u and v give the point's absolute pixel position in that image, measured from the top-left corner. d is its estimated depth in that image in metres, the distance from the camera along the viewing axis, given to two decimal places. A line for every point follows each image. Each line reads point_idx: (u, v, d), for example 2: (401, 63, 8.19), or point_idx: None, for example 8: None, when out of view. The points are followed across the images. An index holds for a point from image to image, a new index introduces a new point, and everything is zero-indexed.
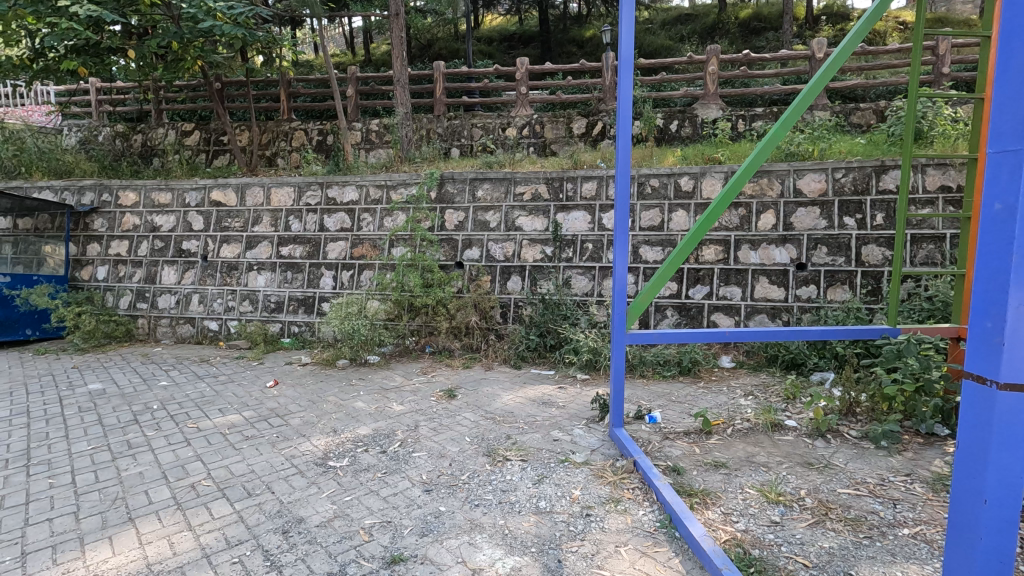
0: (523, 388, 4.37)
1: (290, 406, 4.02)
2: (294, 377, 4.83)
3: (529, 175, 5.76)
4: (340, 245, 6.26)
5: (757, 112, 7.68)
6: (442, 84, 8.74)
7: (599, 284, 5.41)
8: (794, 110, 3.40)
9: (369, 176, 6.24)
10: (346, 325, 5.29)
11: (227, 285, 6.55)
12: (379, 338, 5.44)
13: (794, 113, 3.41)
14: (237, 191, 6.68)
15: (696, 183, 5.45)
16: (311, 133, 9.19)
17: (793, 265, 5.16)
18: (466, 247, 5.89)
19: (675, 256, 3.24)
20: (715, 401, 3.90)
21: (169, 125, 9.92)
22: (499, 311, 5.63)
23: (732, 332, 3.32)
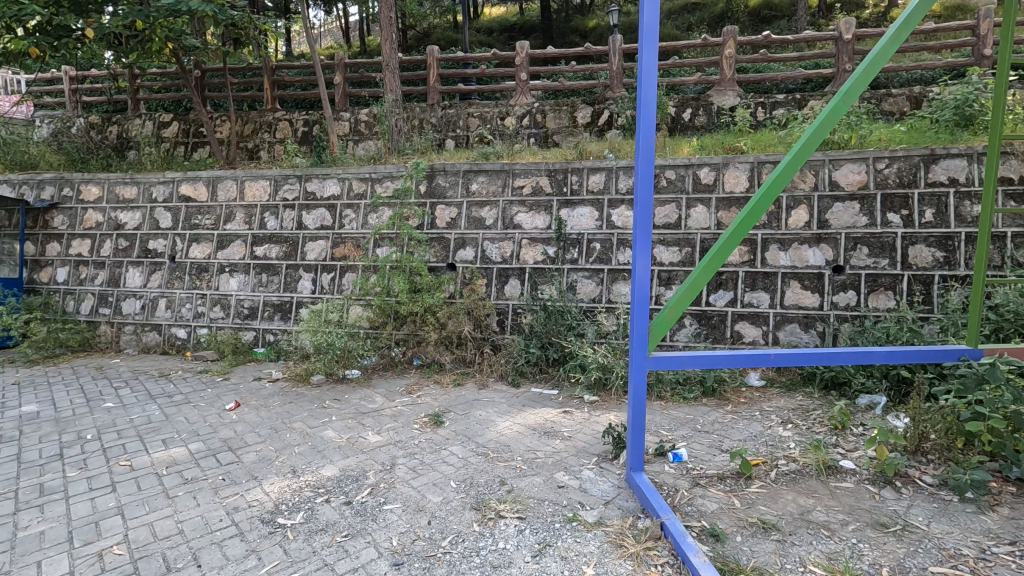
0: (522, 412, 3.77)
1: (246, 436, 3.42)
2: (261, 396, 4.23)
3: (529, 166, 5.15)
4: (320, 245, 5.65)
5: (778, 98, 7.04)
6: (435, 70, 8.10)
7: (608, 289, 4.81)
8: (857, 84, 2.71)
9: (352, 168, 5.63)
10: (320, 337, 4.77)
11: (197, 288, 5.95)
12: (359, 351, 4.83)
13: (859, 84, 2.71)
14: (208, 185, 6.07)
15: (717, 175, 4.83)
16: (297, 124, 8.56)
17: (829, 268, 4.54)
18: (459, 247, 5.28)
19: (708, 262, 2.63)
20: (750, 432, 3.28)
21: (146, 115, 9.31)
22: (496, 319, 5.03)
23: (779, 354, 2.70)
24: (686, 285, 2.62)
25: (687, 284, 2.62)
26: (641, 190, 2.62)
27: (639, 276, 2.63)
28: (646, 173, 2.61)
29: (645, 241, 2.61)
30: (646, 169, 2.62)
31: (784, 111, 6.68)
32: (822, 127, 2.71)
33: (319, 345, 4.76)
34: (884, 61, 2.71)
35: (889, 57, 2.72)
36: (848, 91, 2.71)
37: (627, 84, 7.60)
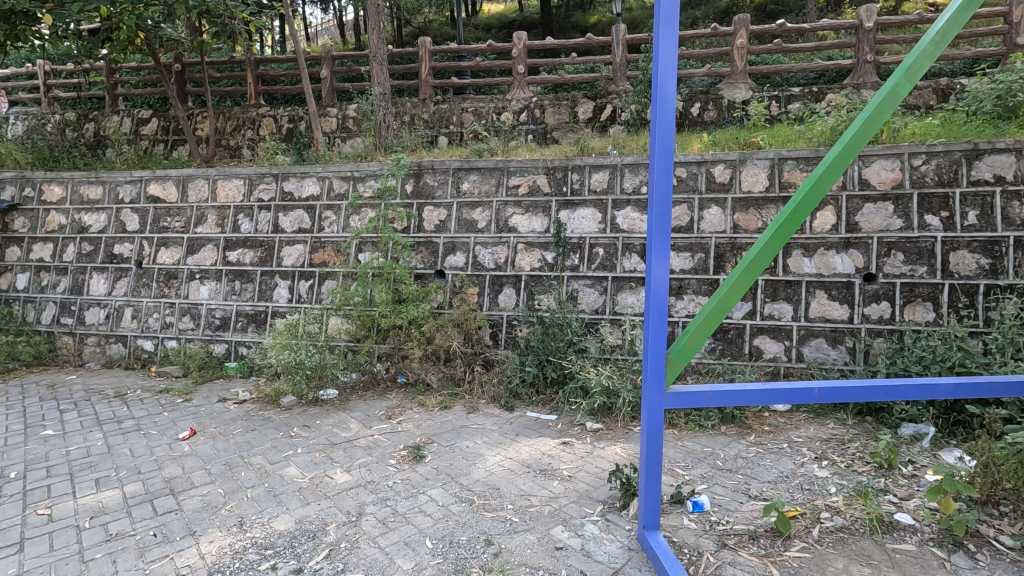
0: (515, 443, 3.30)
1: (195, 475, 2.95)
2: (222, 421, 3.75)
3: (525, 164, 4.68)
4: (298, 249, 5.19)
5: (794, 91, 6.56)
6: (427, 63, 7.63)
7: (612, 300, 4.36)
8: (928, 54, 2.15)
9: (332, 166, 5.17)
10: (286, 355, 4.13)
11: (165, 296, 5.48)
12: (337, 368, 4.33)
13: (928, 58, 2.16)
14: (178, 184, 5.60)
15: (733, 173, 4.36)
16: (281, 120, 8.06)
17: (859, 276, 4.07)
18: (448, 252, 4.80)
19: (738, 277, 2.15)
20: (781, 473, 2.81)
21: (125, 112, 8.85)
22: (489, 332, 4.57)
23: (824, 388, 2.20)
24: (712, 305, 2.15)
25: (712, 305, 2.15)
26: (657, 192, 2.15)
27: (654, 293, 2.16)
28: (663, 172, 2.15)
29: (662, 253, 2.15)
30: (663, 167, 2.15)
31: (800, 105, 6.21)
32: (881, 108, 2.15)
33: (287, 363, 4.15)
34: (960, 25, 2.14)
35: (964, 21, 2.15)
36: (913, 64, 2.15)
37: (632, 77, 7.13)
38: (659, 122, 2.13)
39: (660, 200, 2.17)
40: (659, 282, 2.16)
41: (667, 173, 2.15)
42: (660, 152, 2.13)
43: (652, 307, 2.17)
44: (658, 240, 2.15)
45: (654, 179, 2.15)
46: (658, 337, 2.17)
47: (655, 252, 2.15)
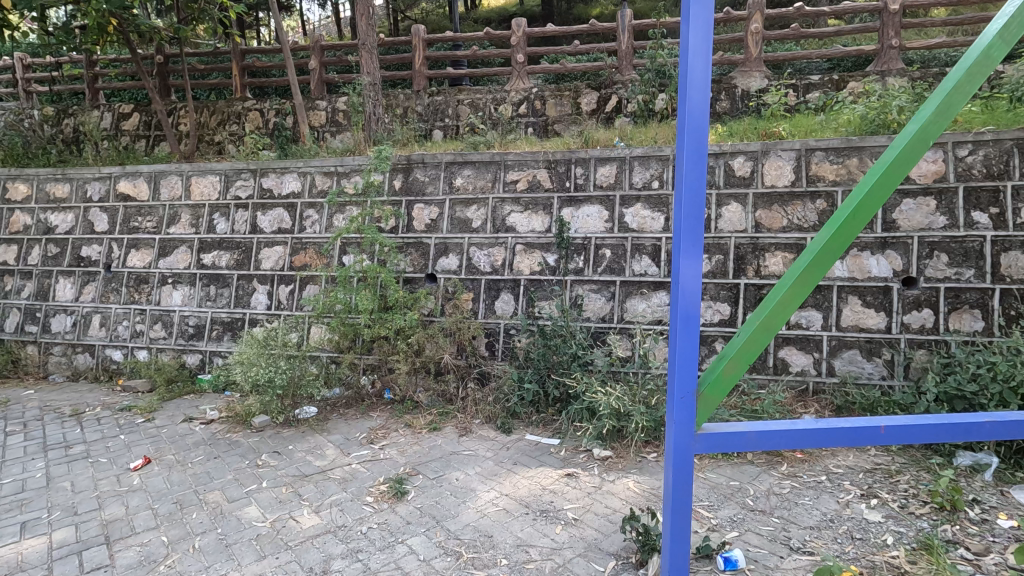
0: (512, 474, 2.88)
1: (137, 517, 2.54)
2: (184, 446, 3.35)
3: (524, 157, 4.26)
4: (277, 251, 4.78)
5: (812, 80, 6.12)
6: (421, 52, 7.17)
7: (620, 306, 3.99)
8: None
9: (315, 161, 4.75)
10: (252, 373, 3.64)
11: (135, 303, 5.07)
12: (312, 389, 3.85)
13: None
14: (149, 181, 5.18)
15: (754, 165, 3.94)
16: (267, 114, 7.62)
17: (897, 280, 3.64)
18: (440, 254, 4.38)
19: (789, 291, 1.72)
20: (825, 517, 2.39)
21: (105, 106, 8.45)
22: (484, 342, 4.15)
23: (892, 426, 1.78)
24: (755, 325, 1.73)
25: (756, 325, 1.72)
26: (688, 184, 1.73)
27: (684, 308, 1.74)
28: (695, 158, 1.73)
29: (693, 260, 1.74)
30: (695, 153, 1.74)
31: (821, 95, 5.77)
32: (969, 77, 1.72)
33: (255, 381, 3.65)
34: None
35: None
36: (1008, 22, 1.73)
37: (638, 66, 6.69)
38: (691, 98, 1.72)
39: (691, 192, 1.75)
40: (688, 296, 1.74)
41: (699, 159, 1.73)
42: (692, 133, 1.72)
43: (680, 327, 1.75)
44: (689, 244, 1.73)
45: (684, 168, 1.74)
46: (687, 364, 1.74)
47: (684, 257, 1.73)
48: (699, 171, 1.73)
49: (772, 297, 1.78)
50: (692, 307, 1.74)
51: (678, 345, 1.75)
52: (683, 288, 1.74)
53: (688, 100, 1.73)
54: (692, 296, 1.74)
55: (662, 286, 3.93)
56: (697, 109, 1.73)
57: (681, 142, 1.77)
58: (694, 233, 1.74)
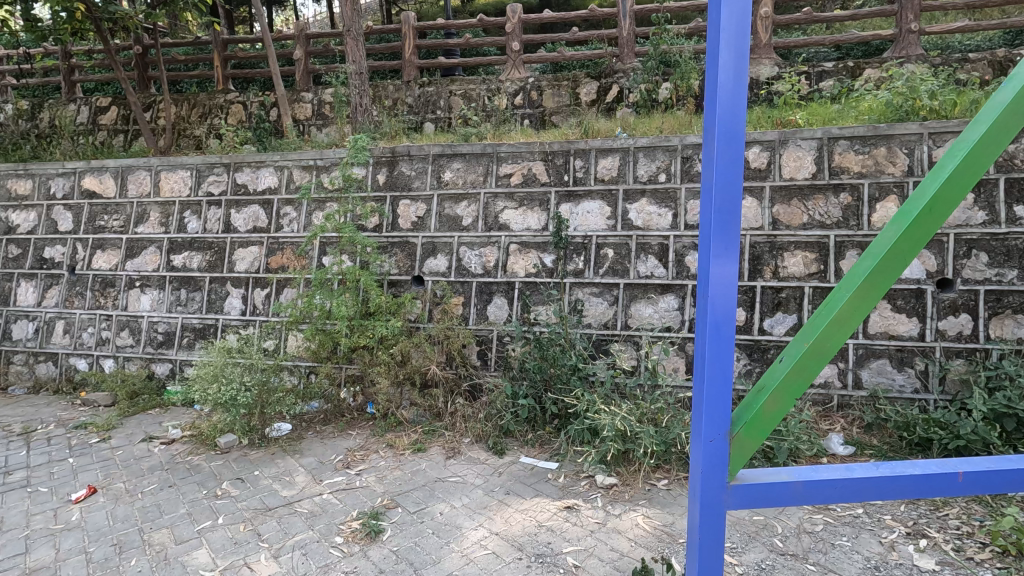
0: (504, 508, 2.53)
1: (66, 564, 2.19)
2: (137, 471, 2.99)
3: (519, 148, 3.91)
4: (252, 252, 4.42)
5: (826, 67, 5.75)
6: (411, 40, 6.80)
7: (623, 311, 3.65)
8: None
9: (292, 154, 4.39)
10: (212, 392, 3.19)
11: (101, 308, 4.71)
12: (282, 406, 3.45)
13: None
14: (116, 176, 4.81)
15: (771, 156, 3.58)
16: (250, 107, 7.23)
17: (931, 282, 3.29)
18: (428, 255, 4.02)
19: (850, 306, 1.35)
20: (869, 565, 2.04)
21: (82, 100, 8.06)
22: (476, 351, 3.80)
23: (972, 472, 1.41)
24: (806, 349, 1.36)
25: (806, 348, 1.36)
26: (720, 167, 1.38)
27: (716, 325, 1.38)
28: (728, 135, 1.37)
29: (726, 265, 1.38)
30: (729, 129, 1.38)
31: (835, 82, 5.41)
32: None
33: (217, 401, 3.23)
34: None
35: None
36: None
37: (640, 53, 6.33)
38: (723, 59, 1.36)
39: (724, 177, 1.39)
40: (719, 310, 1.38)
41: (735, 136, 1.38)
42: (727, 103, 1.36)
43: (709, 350, 1.39)
44: (720, 244, 1.37)
45: (717, 147, 1.38)
46: (719, 398, 1.38)
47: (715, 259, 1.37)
48: (736, 150, 1.38)
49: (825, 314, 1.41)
50: (727, 326, 1.38)
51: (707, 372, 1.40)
52: (714, 300, 1.38)
53: (720, 60, 1.36)
54: (726, 311, 1.38)
55: (671, 288, 3.61)
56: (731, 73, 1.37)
57: (712, 114, 1.41)
58: (727, 229, 1.38)
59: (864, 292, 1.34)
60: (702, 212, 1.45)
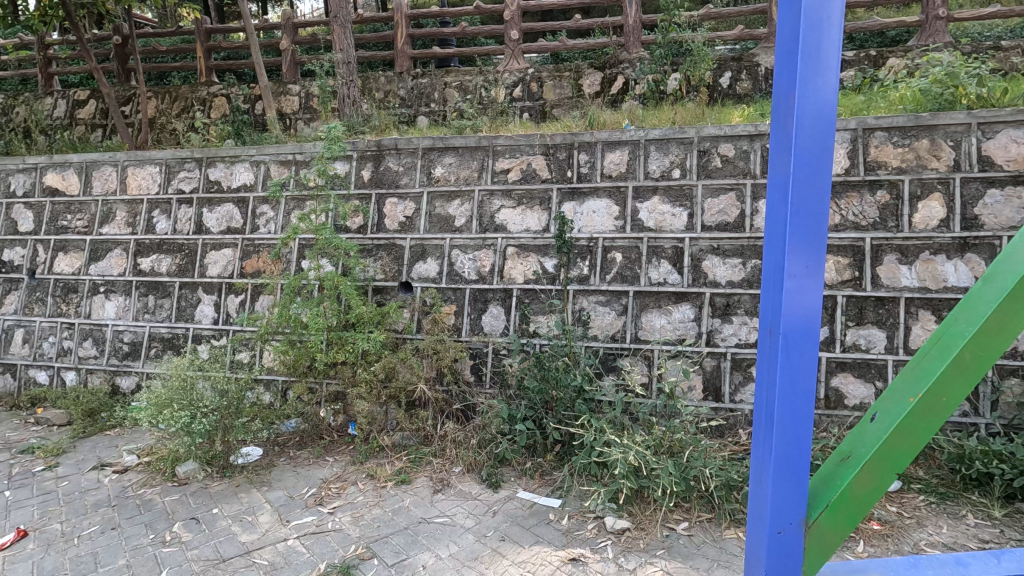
0: (496, 560, 2.16)
1: None
2: (78, 508, 2.63)
3: (517, 140, 3.54)
4: (225, 255, 4.04)
5: (846, 56, 5.36)
6: (403, 28, 6.41)
7: (633, 322, 3.29)
8: None
9: (269, 148, 4.02)
10: (165, 416, 2.81)
11: (63, 315, 4.33)
12: (248, 431, 3.02)
13: None
14: (80, 173, 4.43)
15: None
16: (234, 99, 6.83)
17: None
18: (417, 259, 3.65)
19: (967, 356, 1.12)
20: None
21: (59, 93, 7.68)
22: (470, 365, 3.43)
23: None
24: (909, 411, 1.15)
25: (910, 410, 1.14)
26: (799, 165, 1.19)
27: (790, 363, 1.21)
28: (812, 124, 1.19)
29: (805, 285, 1.19)
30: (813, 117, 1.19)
31: (858, 72, 5.02)
32: None
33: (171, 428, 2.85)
34: None
35: None
36: None
37: (647, 42, 5.94)
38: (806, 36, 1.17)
39: (805, 178, 1.20)
40: (794, 333, 1.20)
41: (820, 126, 1.19)
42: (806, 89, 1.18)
43: (780, 390, 1.21)
44: (799, 261, 1.19)
45: (796, 138, 1.19)
46: (791, 452, 1.22)
47: (791, 269, 1.19)
48: (824, 143, 1.19)
49: (935, 361, 1.18)
50: (802, 359, 1.21)
51: (777, 412, 1.22)
52: (788, 321, 1.19)
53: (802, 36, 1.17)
54: (804, 336, 1.20)
55: (686, 297, 3.24)
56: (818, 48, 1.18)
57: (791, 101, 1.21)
58: (808, 234, 1.19)
59: (988, 338, 1.11)
60: (776, 217, 1.26)
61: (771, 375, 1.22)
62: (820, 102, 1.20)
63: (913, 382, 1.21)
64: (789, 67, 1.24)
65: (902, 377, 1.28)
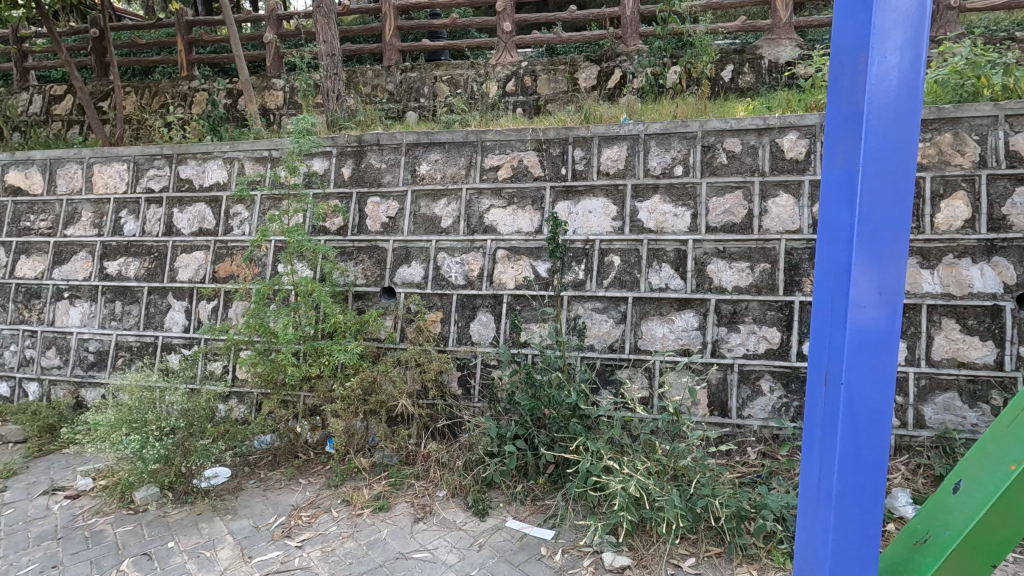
0: None
1: None
2: (18, 543, 2.38)
3: (507, 135, 3.30)
4: (197, 258, 3.78)
5: None
6: (392, 20, 6.15)
7: (632, 331, 3.05)
8: None
9: (243, 143, 3.76)
10: (113, 440, 2.53)
11: (25, 323, 4.07)
12: (211, 454, 2.70)
13: None
14: (43, 171, 4.17)
15: (811, 144, 2.96)
16: (215, 94, 6.55)
17: (1010, 298, 2.69)
18: (401, 263, 3.40)
19: None
20: None
21: (35, 88, 7.38)
22: (458, 377, 3.20)
23: None
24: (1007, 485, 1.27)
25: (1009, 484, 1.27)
26: (868, 175, 1.19)
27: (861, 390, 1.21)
28: (886, 128, 1.19)
29: (876, 305, 1.20)
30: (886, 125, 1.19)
31: None
32: None
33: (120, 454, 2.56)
34: None
35: None
36: None
37: (645, 34, 5.69)
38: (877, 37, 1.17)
39: (880, 190, 1.20)
40: (859, 346, 1.21)
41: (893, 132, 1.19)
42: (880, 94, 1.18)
43: (848, 418, 1.22)
44: (874, 279, 1.20)
45: (865, 142, 1.19)
46: (852, 468, 1.23)
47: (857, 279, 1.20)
48: (896, 132, 1.19)
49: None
50: (876, 387, 1.21)
51: (840, 428, 1.22)
52: (853, 341, 1.21)
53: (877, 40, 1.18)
54: (871, 347, 1.20)
55: (689, 304, 3.01)
56: (890, 29, 1.18)
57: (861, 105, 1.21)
58: (879, 253, 1.20)
59: None
60: (839, 232, 1.26)
61: (840, 401, 1.22)
62: (890, 87, 1.19)
63: (1007, 452, 1.33)
64: (854, 68, 1.23)
65: (991, 442, 1.41)
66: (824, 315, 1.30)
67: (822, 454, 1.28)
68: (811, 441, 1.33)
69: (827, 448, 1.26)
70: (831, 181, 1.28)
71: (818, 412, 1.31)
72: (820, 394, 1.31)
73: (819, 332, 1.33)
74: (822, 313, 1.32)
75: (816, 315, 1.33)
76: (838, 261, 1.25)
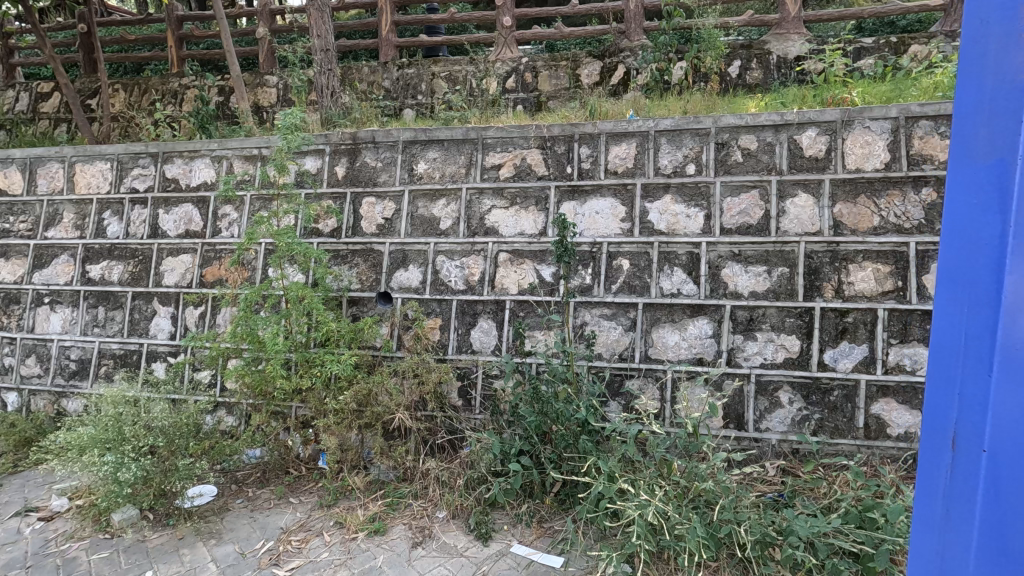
0: None
1: None
2: None
3: (509, 132, 3.13)
4: (183, 261, 3.60)
5: (865, 43, 4.96)
6: (388, 14, 5.97)
7: (642, 339, 2.88)
8: None
9: (231, 141, 3.58)
10: (85, 462, 2.35)
11: (4, 329, 3.88)
12: (193, 474, 2.51)
13: None
14: (23, 170, 3.98)
15: (832, 141, 2.79)
16: (206, 91, 6.36)
17: None
18: (397, 266, 3.22)
19: None
20: None
21: (21, 85, 7.18)
22: (458, 388, 3.02)
23: None
24: None
25: None
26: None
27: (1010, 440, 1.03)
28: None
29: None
30: None
31: (879, 60, 4.63)
32: None
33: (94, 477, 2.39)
34: None
35: None
36: None
37: (649, 28, 5.52)
38: None
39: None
40: (1008, 383, 1.03)
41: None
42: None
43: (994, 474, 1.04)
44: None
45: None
46: (993, 535, 1.04)
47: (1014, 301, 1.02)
48: None
49: None
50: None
51: (984, 483, 1.05)
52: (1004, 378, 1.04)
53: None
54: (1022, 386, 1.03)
55: (703, 310, 2.84)
56: None
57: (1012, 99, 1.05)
58: None
59: None
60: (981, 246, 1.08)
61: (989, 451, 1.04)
62: None
63: None
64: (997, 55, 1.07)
65: None
66: (950, 349, 1.12)
67: (953, 514, 1.09)
68: (930, 506, 1.14)
69: (963, 502, 1.08)
70: (966, 180, 1.11)
71: (941, 467, 1.12)
72: (946, 443, 1.12)
73: (943, 365, 1.14)
74: (945, 343, 1.14)
75: (935, 348, 1.15)
76: (982, 279, 1.07)
